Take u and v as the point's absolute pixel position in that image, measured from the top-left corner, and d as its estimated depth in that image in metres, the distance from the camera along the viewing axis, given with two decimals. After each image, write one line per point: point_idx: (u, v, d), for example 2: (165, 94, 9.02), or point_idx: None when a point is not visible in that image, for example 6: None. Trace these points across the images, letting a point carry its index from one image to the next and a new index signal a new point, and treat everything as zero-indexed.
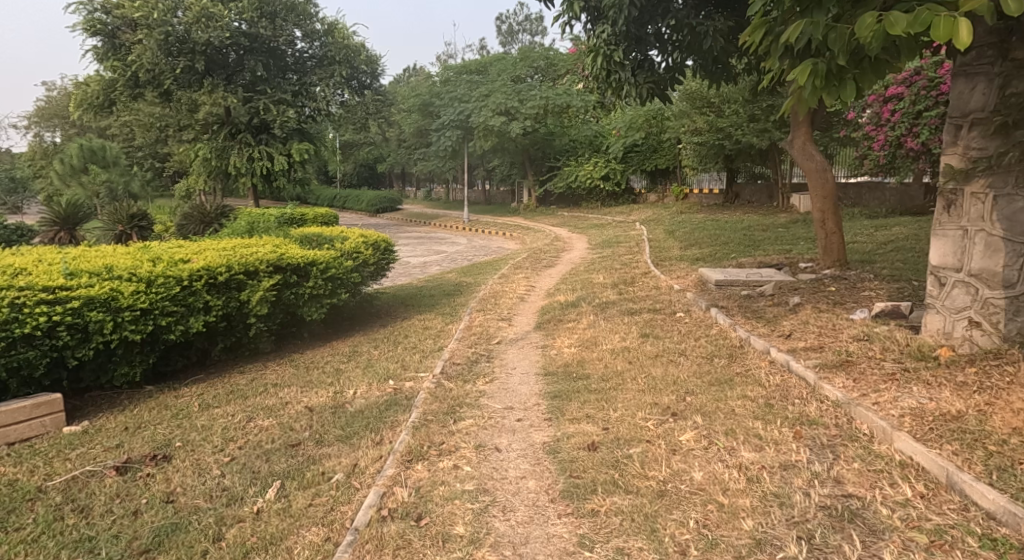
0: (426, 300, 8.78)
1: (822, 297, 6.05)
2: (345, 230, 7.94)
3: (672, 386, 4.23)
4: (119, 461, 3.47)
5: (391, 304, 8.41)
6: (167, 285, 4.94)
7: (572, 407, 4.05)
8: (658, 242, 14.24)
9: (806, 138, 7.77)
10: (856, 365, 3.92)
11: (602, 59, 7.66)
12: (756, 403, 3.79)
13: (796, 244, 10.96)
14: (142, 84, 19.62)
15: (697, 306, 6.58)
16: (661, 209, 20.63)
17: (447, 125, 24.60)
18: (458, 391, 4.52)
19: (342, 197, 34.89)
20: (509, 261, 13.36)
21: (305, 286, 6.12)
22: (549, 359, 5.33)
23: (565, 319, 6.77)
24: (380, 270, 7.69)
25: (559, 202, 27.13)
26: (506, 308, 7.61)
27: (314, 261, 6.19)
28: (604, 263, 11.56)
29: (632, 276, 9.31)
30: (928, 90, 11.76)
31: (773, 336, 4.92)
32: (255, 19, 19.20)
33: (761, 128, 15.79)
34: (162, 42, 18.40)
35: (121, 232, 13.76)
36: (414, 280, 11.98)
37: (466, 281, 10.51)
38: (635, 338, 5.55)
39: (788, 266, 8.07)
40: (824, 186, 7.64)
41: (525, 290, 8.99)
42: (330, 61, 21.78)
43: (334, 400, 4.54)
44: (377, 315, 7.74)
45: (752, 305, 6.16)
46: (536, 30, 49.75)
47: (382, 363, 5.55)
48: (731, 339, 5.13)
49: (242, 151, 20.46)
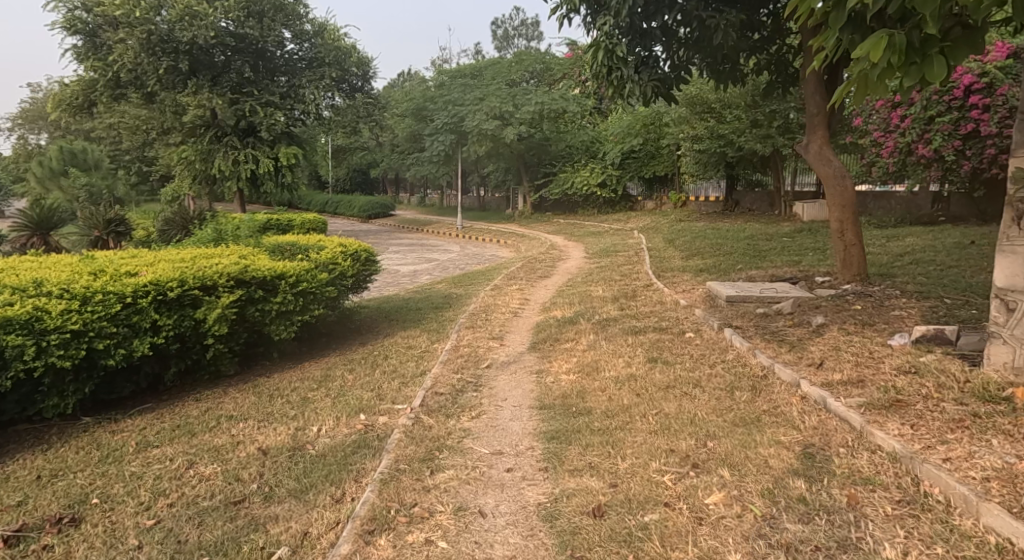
0: (412, 315, 8.13)
1: (848, 318, 5.45)
2: (322, 239, 7.30)
3: (690, 428, 3.61)
4: (13, 529, 2.85)
5: (373, 319, 7.76)
6: (106, 303, 4.29)
7: (573, 453, 3.44)
8: (658, 251, 13.67)
9: (823, 142, 7.21)
10: (911, 407, 3.29)
11: (604, 54, 6.90)
12: (792, 453, 3.17)
13: (806, 256, 10.39)
14: (124, 84, 19.00)
15: (709, 326, 5.95)
16: (660, 217, 20.03)
17: (440, 129, 24.07)
18: (438, 429, 3.90)
19: (334, 202, 34.19)
20: (502, 271, 12.71)
21: (272, 302, 5.48)
22: (546, 386, 4.73)
23: (563, 338, 6.14)
24: (360, 282, 7.07)
25: (555, 208, 26.54)
26: (497, 325, 6.98)
27: (283, 274, 5.56)
28: (603, 274, 10.94)
29: (634, 289, 8.71)
30: (940, 95, 11.29)
31: (800, 365, 4.29)
32: (241, 19, 18.65)
33: (763, 134, 15.26)
34: (145, 41, 17.86)
35: (98, 237, 13.14)
36: (403, 290, 11.35)
37: (456, 293, 9.88)
38: (641, 364, 4.91)
39: (804, 280, 7.45)
40: (843, 195, 7.04)
41: (519, 303, 8.35)
42: (320, 63, 21.25)
43: (294, 440, 3.90)
44: (358, 332, 7.10)
45: (770, 326, 5.55)
46: (534, 36, 49.17)
47: (357, 391, 4.91)
48: (752, 367, 4.49)
49: (228, 154, 19.85)
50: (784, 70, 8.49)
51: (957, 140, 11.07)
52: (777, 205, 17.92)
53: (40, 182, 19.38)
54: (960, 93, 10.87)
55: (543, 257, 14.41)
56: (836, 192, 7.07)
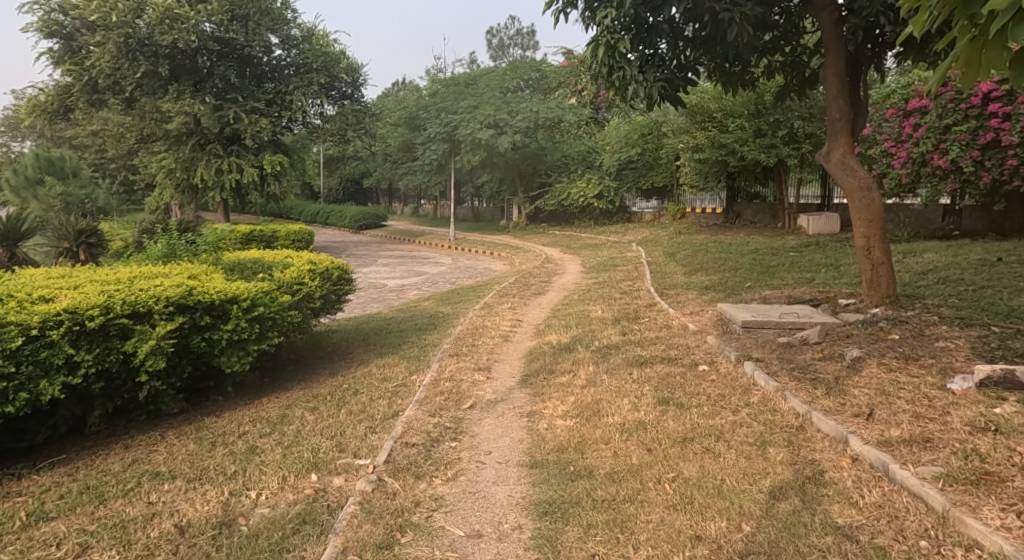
0: (391, 338, 7.38)
1: (885, 350, 4.75)
2: (290, 256, 6.57)
3: (719, 501, 2.89)
4: None
5: (348, 343, 7.03)
6: (4, 338, 3.58)
7: (570, 537, 2.74)
8: (658, 265, 12.99)
9: (846, 149, 6.54)
10: (1008, 485, 2.60)
11: (604, 50, 6.22)
12: (855, 544, 2.48)
13: (820, 273, 9.69)
14: (102, 89, 18.27)
15: (724, 357, 5.24)
16: (659, 229, 19.35)
17: (432, 139, 23.48)
18: (404, 496, 3.19)
19: (324, 213, 33.37)
20: (494, 286, 11.99)
21: (223, 330, 4.73)
22: (537, 436, 4.01)
23: (559, 372, 5.43)
24: (331, 305, 6.34)
25: (550, 219, 25.84)
26: (485, 353, 6.21)
27: (236, 297, 4.82)
28: (600, 291, 10.22)
29: (636, 310, 7.99)
30: (956, 103, 10.72)
31: (842, 414, 3.57)
32: (225, 21, 18.00)
33: (768, 144, 14.61)
34: (123, 44, 17.18)
35: (66, 250, 11.98)
36: (387, 308, 10.59)
37: (443, 313, 9.12)
38: (651, 408, 4.20)
39: (825, 302, 6.74)
40: (870, 208, 6.34)
41: (509, 325, 7.61)
42: (307, 69, 20.41)
43: (226, 509, 3.17)
44: (330, 360, 6.35)
45: (795, 359, 4.84)
46: (529, 45, 48.71)
47: (315, 438, 4.17)
48: (785, 415, 3.77)
49: (211, 162, 19.22)
50: (798, 73, 7.85)
51: (975, 150, 10.45)
52: (780, 217, 17.25)
53: (15, 191, 18.60)
54: (978, 102, 10.28)
55: (538, 271, 13.72)
56: (861, 206, 6.38)
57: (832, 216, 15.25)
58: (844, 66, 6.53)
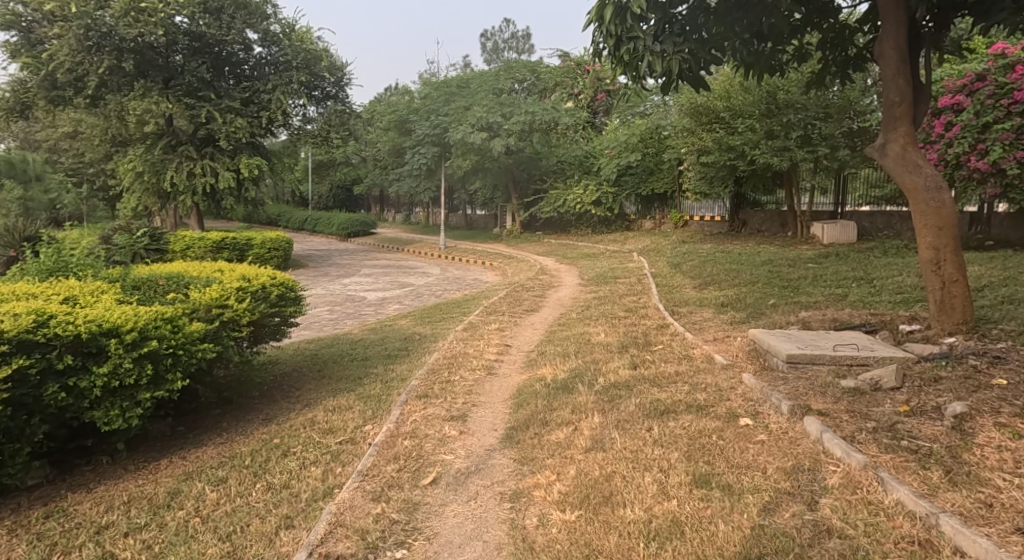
0: (350, 368, 6.10)
1: (999, 402, 3.49)
2: (219, 271, 5.28)
3: None
4: None
5: (295, 377, 5.77)
6: None
7: None
8: (663, 277, 11.77)
9: (907, 141, 5.29)
10: None
11: (610, 15, 5.03)
12: None
13: (853, 290, 8.46)
14: (62, 86, 16.94)
15: (771, 408, 3.98)
16: (660, 238, 18.12)
17: (422, 141, 22.50)
18: None
19: (312, 220, 31.98)
20: (482, 301, 10.70)
21: (95, 376, 3.47)
22: (521, 544, 2.80)
23: (554, 424, 4.16)
24: (265, 333, 5.07)
25: (546, 227, 24.55)
26: (461, 393, 4.93)
27: (118, 328, 3.57)
28: (602, 308, 8.94)
29: (646, 333, 6.74)
30: (996, 100, 9.50)
31: (997, 528, 2.43)
32: (197, 15, 16.81)
33: (781, 146, 13.29)
34: (85, 37, 15.92)
35: (11, 258, 10.07)
36: (358, 327, 9.30)
37: (420, 334, 7.82)
38: (686, 494, 2.98)
39: (882, 326, 5.50)
40: (941, 214, 5.12)
41: (495, 353, 6.31)
42: (287, 67, 18.89)
43: None
44: (269, 403, 5.08)
45: (872, 415, 3.59)
46: (524, 48, 47.37)
47: (207, 539, 2.94)
48: (896, 516, 2.62)
49: (183, 165, 17.90)
50: (840, 52, 6.63)
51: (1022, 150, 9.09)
52: (791, 226, 16.05)
53: None
54: None
55: (532, 283, 12.43)
56: (929, 212, 5.16)
57: (849, 224, 14.12)
58: (905, 40, 5.30)
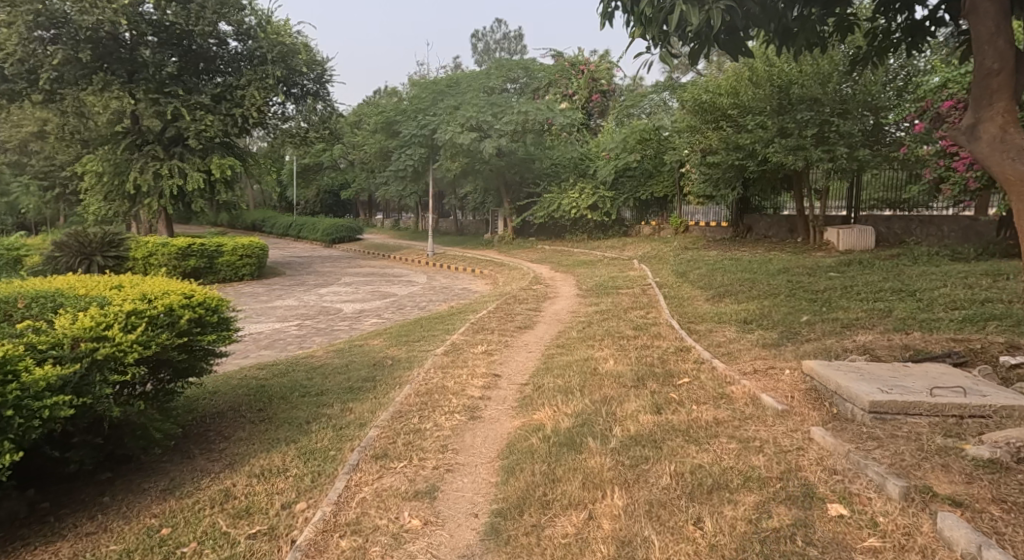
0: (296, 407, 4.85)
1: None
2: (117, 288, 4.04)
3: None
4: None
5: (226, 422, 4.54)
6: None
7: None
8: (670, 288, 10.60)
9: (1008, 115, 4.11)
10: None
11: None
12: None
13: (894, 305, 7.27)
14: (14, 79, 15.61)
15: (872, 485, 2.79)
16: (661, 244, 16.92)
17: (408, 142, 21.25)
18: None
19: (295, 225, 30.64)
20: (467, 316, 9.45)
21: None
22: None
23: (557, 506, 2.94)
24: (172, 370, 3.86)
25: (540, 234, 23.13)
26: (434, 451, 3.70)
27: None
28: (606, 325, 7.70)
29: (665, 359, 5.53)
30: None
31: None
32: (163, 3, 15.51)
33: (795, 146, 11.94)
34: (36, 25, 14.59)
35: None
36: (322, 347, 8.02)
37: (391, 358, 6.56)
38: None
39: (975, 357, 4.31)
40: None
41: (480, 387, 5.05)
42: (262, 61, 17.58)
43: None
44: (183, 460, 3.88)
45: None
46: (516, 50, 46.08)
47: None
48: None
49: (149, 166, 16.49)
50: (907, 18, 5.43)
51: None
52: (801, 231, 14.89)
53: None
54: None
55: (526, 295, 11.17)
56: None
57: (867, 230, 12.99)
58: None
